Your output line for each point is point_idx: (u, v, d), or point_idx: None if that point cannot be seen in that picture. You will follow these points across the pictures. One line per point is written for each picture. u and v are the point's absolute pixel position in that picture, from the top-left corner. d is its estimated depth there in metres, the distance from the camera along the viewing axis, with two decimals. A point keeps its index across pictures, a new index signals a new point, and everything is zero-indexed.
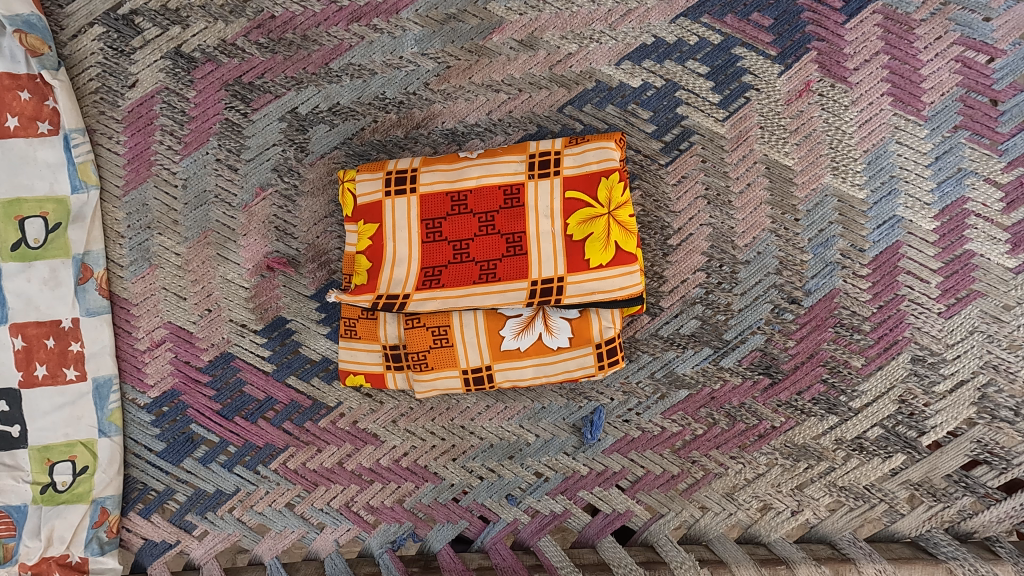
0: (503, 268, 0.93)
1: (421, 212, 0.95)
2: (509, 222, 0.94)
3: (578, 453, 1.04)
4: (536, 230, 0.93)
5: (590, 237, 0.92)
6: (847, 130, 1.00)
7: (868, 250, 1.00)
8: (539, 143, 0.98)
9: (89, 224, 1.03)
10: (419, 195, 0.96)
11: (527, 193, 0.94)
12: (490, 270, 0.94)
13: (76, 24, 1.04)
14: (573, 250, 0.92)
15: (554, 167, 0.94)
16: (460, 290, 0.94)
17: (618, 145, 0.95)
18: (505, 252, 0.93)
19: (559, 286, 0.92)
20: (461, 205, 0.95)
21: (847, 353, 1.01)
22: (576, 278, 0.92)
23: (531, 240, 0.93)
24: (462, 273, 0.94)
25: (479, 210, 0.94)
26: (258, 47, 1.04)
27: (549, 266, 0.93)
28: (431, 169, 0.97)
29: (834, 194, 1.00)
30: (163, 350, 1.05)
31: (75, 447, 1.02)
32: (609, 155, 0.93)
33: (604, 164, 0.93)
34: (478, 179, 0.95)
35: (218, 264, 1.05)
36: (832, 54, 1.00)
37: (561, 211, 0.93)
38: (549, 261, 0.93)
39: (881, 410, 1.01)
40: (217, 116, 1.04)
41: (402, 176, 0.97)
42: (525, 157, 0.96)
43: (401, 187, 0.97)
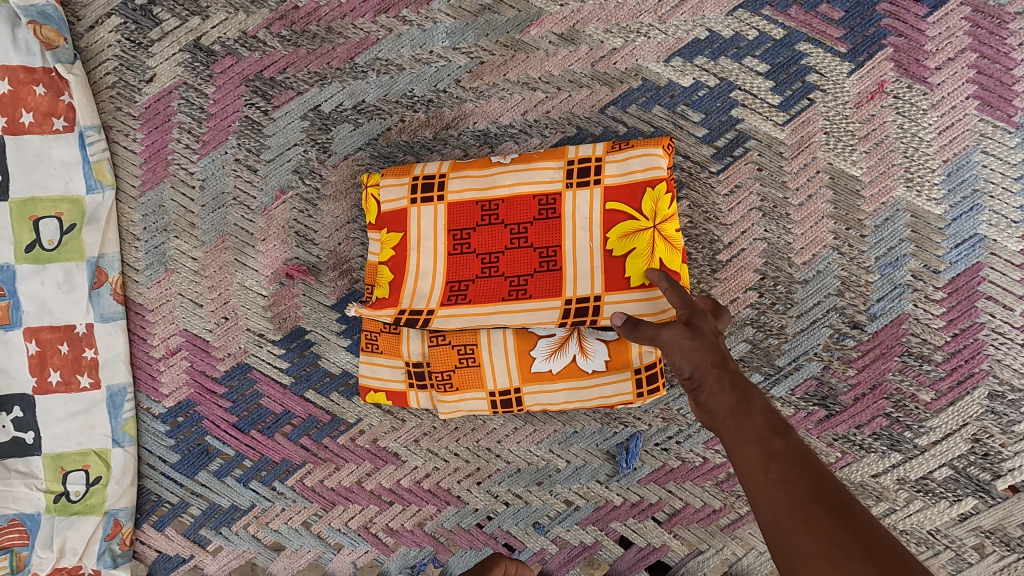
0: (535, 284, 0.87)
1: (448, 222, 0.89)
2: (543, 235, 0.87)
3: (612, 482, 0.97)
4: (573, 244, 0.86)
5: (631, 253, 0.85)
6: (926, 137, 0.89)
7: (943, 271, 0.90)
8: (578, 147, 0.89)
9: (104, 225, 0.99)
10: (446, 202, 0.89)
11: (563, 203, 0.87)
12: (521, 285, 0.87)
13: (93, 14, 1.00)
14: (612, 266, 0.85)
15: (594, 175, 0.86)
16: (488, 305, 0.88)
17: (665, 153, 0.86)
18: (537, 267, 0.87)
19: (595, 305, 0.85)
20: (491, 215, 0.88)
21: (915, 385, 0.91)
22: (615, 295, 0.85)
23: (566, 256, 0.86)
24: (491, 288, 0.88)
25: (511, 221, 0.87)
26: (280, 39, 0.98)
27: (584, 283, 0.86)
28: (460, 174, 0.90)
29: (907, 208, 0.90)
30: (178, 359, 1.01)
31: (88, 456, 0.99)
32: (655, 163, 0.85)
33: (648, 175, 0.85)
34: (510, 186, 0.88)
35: (236, 270, 0.99)
36: (910, 51, 0.89)
37: (600, 224, 0.85)
38: (585, 278, 0.86)
39: (952, 449, 0.91)
40: (237, 114, 0.99)
41: (428, 181, 0.90)
42: (562, 164, 0.88)
43: (427, 193, 0.90)
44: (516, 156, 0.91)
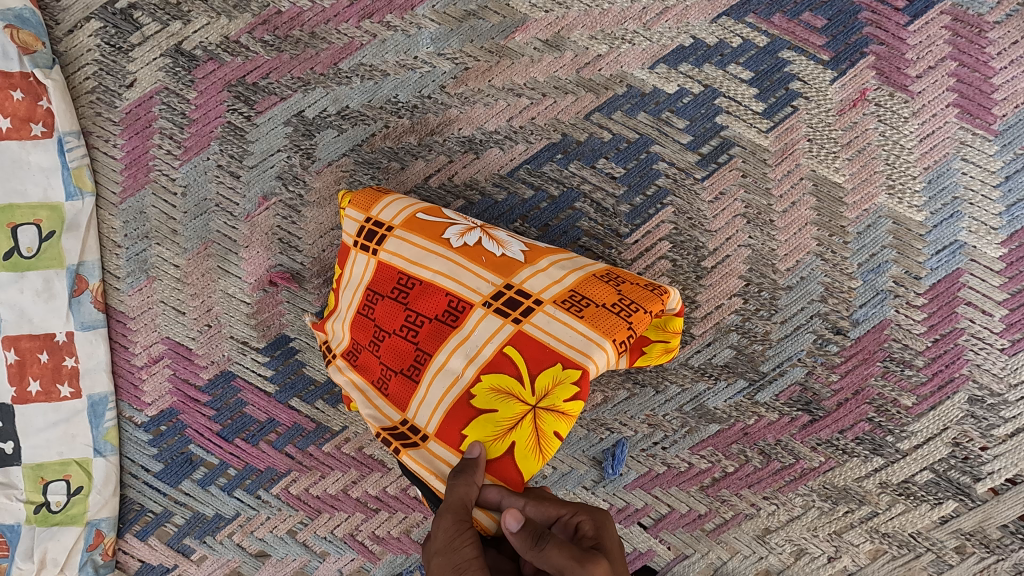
0: (430, 341, 0.78)
1: (370, 279, 0.83)
2: (430, 339, 0.78)
3: (598, 488, 0.97)
4: (444, 364, 0.77)
5: (541, 356, 0.74)
6: (907, 144, 0.90)
7: (924, 277, 0.91)
8: (555, 256, 0.82)
9: (84, 233, 0.97)
10: (384, 252, 0.83)
11: (482, 290, 0.78)
12: (419, 351, 0.79)
13: (72, 18, 0.98)
14: (501, 375, 0.74)
15: (518, 312, 0.76)
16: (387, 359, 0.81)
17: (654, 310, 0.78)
18: (408, 366, 0.79)
19: (420, 439, 0.77)
20: (404, 291, 0.81)
21: (897, 390, 0.92)
22: (439, 447, 0.76)
23: (466, 326, 0.77)
24: (399, 349, 0.80)
25: (416, 307, 0.80)
26: (263, 44, 0.97)
27: (424, 416, 0.78)
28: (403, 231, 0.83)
29: (889, 215, 0.91)
30: (160, 367, 1.00)
31: (69, 466, 0.97)
32: (595, 332, 0.74)
33: (606, 314, 0.76)
34: (443, 254, 0.80)
35: (219, 277, 0.98)
36: (892, 59, 0.90)
37: (514, 322, 0.75)
38: (478, 361, 0.75)
39: (933, 453, 0.92)
40: (219, 119, 0.98)
41: (377, 228, 0.85)
42: (520, 259, 0.80)
43: (370, 242, 0.84)
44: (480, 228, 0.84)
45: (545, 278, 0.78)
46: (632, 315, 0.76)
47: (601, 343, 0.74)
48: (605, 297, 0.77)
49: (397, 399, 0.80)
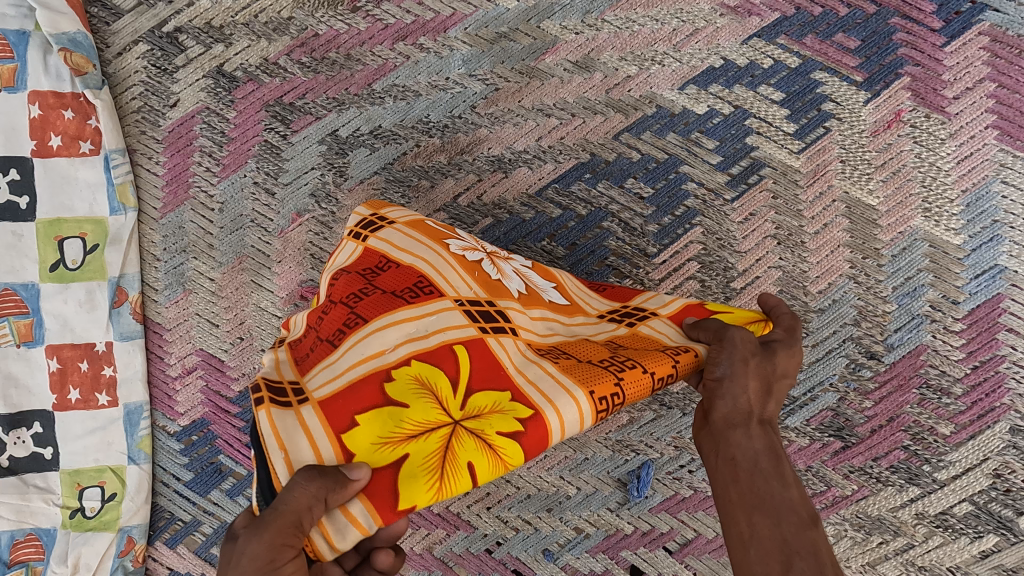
0: (372, 310, 0.62)
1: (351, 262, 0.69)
2: (374, 309, 0.62)
3: (622, 509, 0.96)
4: (376, 331, 0.60)
5: (487, 375, 0.59)
6: (944, 166, 0.88)
7: (962, 302, 0.88)
8: (582, 299, 0.74)
9: (126, 246, 1.01)
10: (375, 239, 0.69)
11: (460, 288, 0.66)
12: (355, 311, 0.63)
13: (121, 41, 1.03)
14: (436, 371, 0.59)
15: (505, 325, 0.64)
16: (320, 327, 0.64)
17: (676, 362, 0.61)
18: (338, 330, 0.62)
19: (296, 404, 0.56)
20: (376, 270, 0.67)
21: (934, 418, 0.89)
22: (314, 419, 0.55)
23: (424, 308, 0.62)
24: (333, 315, 0.64)
25: (385, 287, 0.64)
26: (300, 65, 1.00)
27: (322, 382, 0.58)
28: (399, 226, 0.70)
29: (925, 238, 0.89)
30: (193, 378, 1.02)
31: (104, 473, 1.00)
32: (567, 377, 0.59)
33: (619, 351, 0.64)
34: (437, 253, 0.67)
35: (252, 291, 1.01)
36: (928, 80, 0.89)
37: (480, 329, 0.62)
38: (418, 346, 0.60)
39: (972, 484, 0.88)
40: (257, 138, 1.01)
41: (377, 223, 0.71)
42: (523, 296, 0.69)
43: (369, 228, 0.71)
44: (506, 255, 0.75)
45: (579, 295, 0.74)
46: (625, 371, 0.60)
47: (576, 391, 0.57)
48: (603, 352, 0.64)
49: (309, 360, 0.61)
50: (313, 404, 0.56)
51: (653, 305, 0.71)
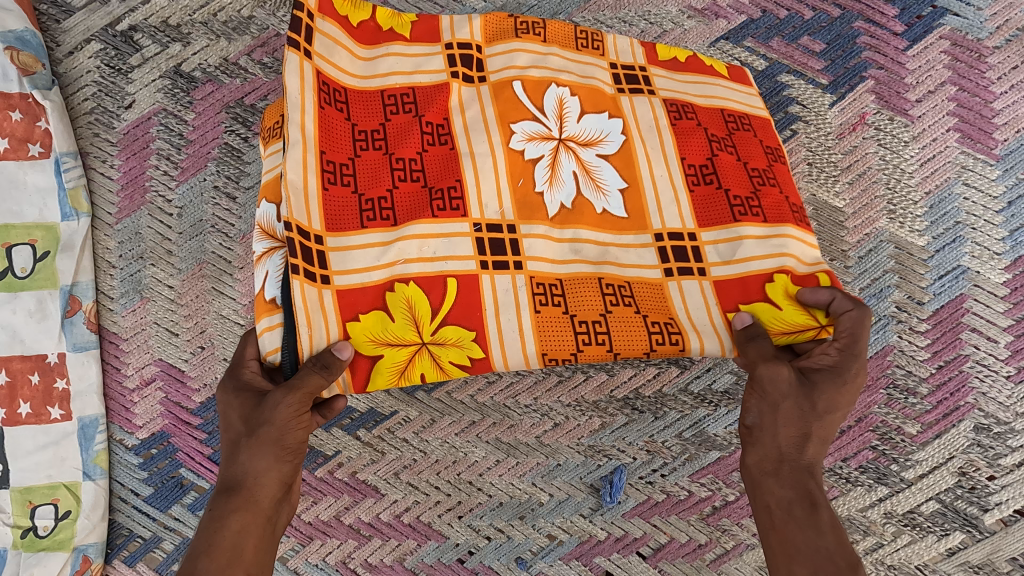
0: (403, 215, 0.71)
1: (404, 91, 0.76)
2: (409, 211, 0.71)
3: (596, 515, 0.95)
4: (400, 255, 0.69)
5: (466, 292, 0.70)
6: (907, 169, 0.89)
7: (927, 303, 0.89)
8: (655, 206, 0.75)
9: (78, 253, 0.97)
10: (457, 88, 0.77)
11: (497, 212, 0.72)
12: (388, 203, 0.71)
13: (72, 40, 0.99)
14: (422, 294, 0.69)
15: (512, 257, 0.71)
16: (336, 152, 0.72)
17: (677, 343, 0.72)
18: (381, 210, 0.71)
19: (320, 273, 0.67)
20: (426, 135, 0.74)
21: (901, 418, 0.90)
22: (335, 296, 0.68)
23: (443, 225, 0.71)
24: (373, 169, 0.73)
25: (396, 152, 0.73)
26: (262, 66, 0.98)
27: (351, 263, 0.69)
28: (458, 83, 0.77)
29: (889, 239, 0.89)
30: (152, 390, 0.98)
31: (58, 489, 0.95)
32: (534, 330, 0.71)
33: (625, 306, 0.72)
34: (500, 125, 0.75)
35: (213, 298, 0.98)
36: (891, 83, 0.90)
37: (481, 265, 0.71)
38: (427, 265, 0.70)
39: (939, 483, 0.89)
40: (217, 140, 0.98)
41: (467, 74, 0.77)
42: (566, 210, 0.73)
43: (469, 74, 0.78)
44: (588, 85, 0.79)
45: (656, 192, 0.75)
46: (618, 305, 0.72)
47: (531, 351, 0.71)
48: (599, 301, 0.72)
49: (326, 207, 0.70)
50: (334, 287, 0.68)
51: (712, 257, 0.74)
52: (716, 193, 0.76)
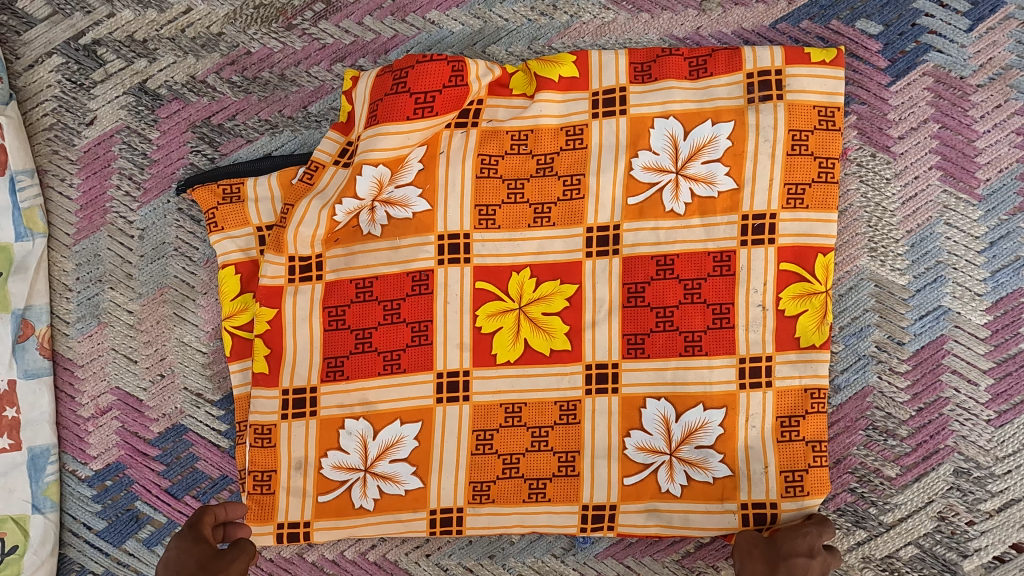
0: None
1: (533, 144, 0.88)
2: (713, 288, 0.86)
3: (568, 556, 0.92)
4: None
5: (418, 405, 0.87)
6: (889, 207, 0.88)
7: (907, 342, 0.87)
8: (444, 212, 0.88)
9: (32, 275, 0.92)
10: (443, 411, 0.87)
11: (306, 373, 0.88)
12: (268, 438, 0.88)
13: (32, 53, 0.95)
14: (515, 324, 0.87)
15: (309, 406, 0.88)
16: (634, 278, 0.87)
17: (293, 274, 0.88)
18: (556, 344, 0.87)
19: None
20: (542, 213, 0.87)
21: (880, 460, 0.88)
22: None
23: None
24: (665, 290, 0.86)
25: (685, 276, 0.86)
26: (230, 85, 0.94)
27: None
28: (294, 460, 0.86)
29: (870, 278, 0.88)
30: (108, 419, 0.94)
31: (5, 523, 0.90)
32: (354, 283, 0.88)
33: (580, 430, 0.87)
34: (467, 431, 0.87)
35: (174, 324, 0.94)
36: (874, 119, 0.88)
37: None
38: None
39: (918, 527, 0.87)
40: (182, 161, 0.94)
41: (446, 513, 0.88)
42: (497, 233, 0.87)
43: (604, 245, 0.87)
44: (452, 90, 0.87)
45: (601, 338, 0.87)
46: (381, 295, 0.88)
47: None
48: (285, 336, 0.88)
49: (780, 278, 0.85)
50: None
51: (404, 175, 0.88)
52: (498, 181, 0.88)
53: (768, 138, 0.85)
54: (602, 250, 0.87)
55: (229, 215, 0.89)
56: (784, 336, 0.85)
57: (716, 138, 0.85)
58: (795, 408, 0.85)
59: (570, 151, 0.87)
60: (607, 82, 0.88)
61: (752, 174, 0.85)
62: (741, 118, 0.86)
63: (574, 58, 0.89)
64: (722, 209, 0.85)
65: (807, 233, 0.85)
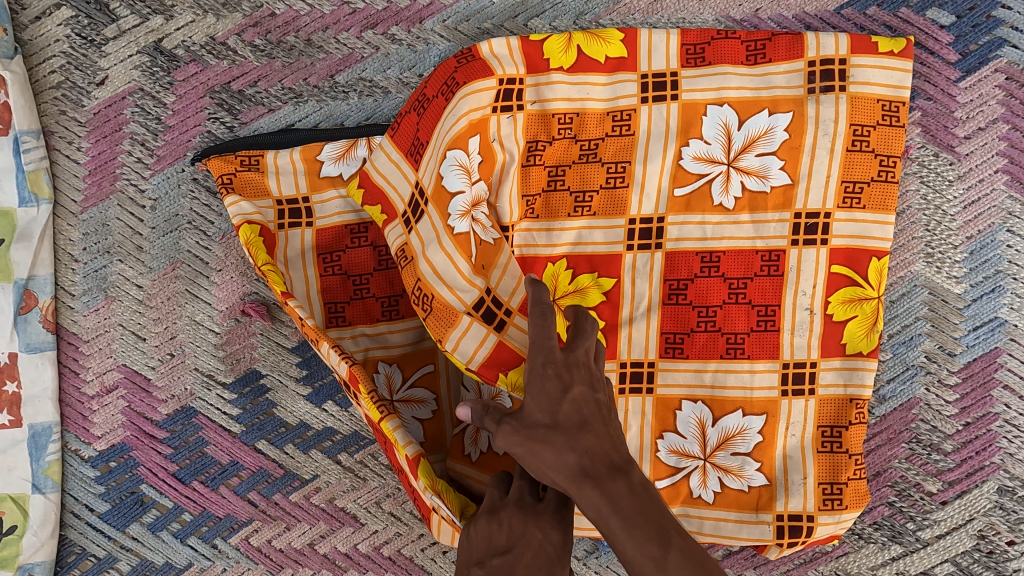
0: None
1: (576, 130, 0.82)
2: (758, 290, 0.80)
3: (590, 559, 0.88)
4: None
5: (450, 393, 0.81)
6: (949, 211, 0.83)
7: (959, 354, 0.83)
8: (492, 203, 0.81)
9: (36, 244, 0.87)
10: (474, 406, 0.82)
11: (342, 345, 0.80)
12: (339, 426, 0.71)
13: (40, 4, 0.89)
14: None
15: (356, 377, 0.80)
16: (676, 274, 0.81)
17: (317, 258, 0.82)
18: None
19: None
20: (583, 204, 0.82)
21: (922, 474, 0.84)
22: None
23: None
24: (708, 289, 0.81)
25: (731, 275, 0.81)
26: (252, 48, 0.88)
27: None
28: (387, 416, 0.68)
29: (925, 284, 0.83)
30: (114, 398, 0.89)
31: (3, 502, 0.86)
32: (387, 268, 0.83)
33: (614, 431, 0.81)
34: None
35: (186, 301, 0.89)
36: (940, 116, 0.83)
37: None
38: None
39: (956, 545, 0.83)
40: (198, 128, 0.88)
41: None
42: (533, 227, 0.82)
43: (646, 239, 0.81)
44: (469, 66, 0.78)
45: (638, 337, 0.81)
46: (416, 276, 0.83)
47: None
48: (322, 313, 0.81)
49: (830, 281, 0.80)
50: None
51: None
52: (539, 168, 0.82)
53: (827, 133, 0.80)
54: (644, 244, 0.81)
55: (248, 183, 0.83)
56: (830, 341, 0.80)
57: (772, 129, 0.80)
58: (838, 417, 0.80)
59: (616, 138, 0.82)
60: (658, 65, 0.82)
61: (808, 170, 0.80)
62: (800, 110, 0.80)
63: (622, 36, 0.83)
64: (773, 206, 0.80)
65: (862, 236, 0.80)
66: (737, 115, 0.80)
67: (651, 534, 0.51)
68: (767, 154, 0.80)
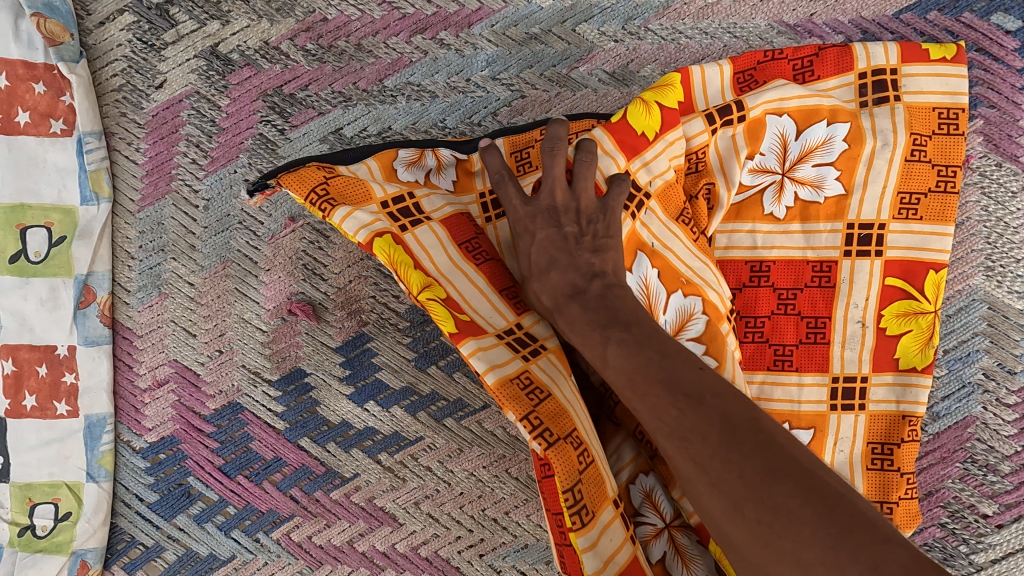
0: None
1: None
2: (808, 301, 0.78)
3: None
4: None
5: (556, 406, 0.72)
6: (1012, 224, 0.81)
7: (1019, 372, 0.81)
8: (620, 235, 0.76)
9: (96, 241, 0.90)
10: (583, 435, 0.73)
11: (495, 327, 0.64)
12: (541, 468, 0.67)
13: (104, 9, 0.92)
14: None
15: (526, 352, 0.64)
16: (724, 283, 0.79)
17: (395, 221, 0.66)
18: None
19: None
20: None
21: (977, 496, 0.81)
22: None
23: None
24: (757, 299, 0.79)
25: (781, 285, 0.79)
26: (304, 53, 0.90)
27: None
28: (590, 447, 0.60)
29: (984, 299, 0.81)
30: (165, 392, 0.92)
31: (59, 489, 0.90)
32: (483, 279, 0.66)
33: None
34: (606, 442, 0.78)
35: (235, 300, 0.91)
36: (1003, 125, 0.81)
37: None
38: None
39: (1012, 571, 0.80)
40: (250, 130, 0.90)
41: None
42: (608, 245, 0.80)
43: None
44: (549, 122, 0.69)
45: None
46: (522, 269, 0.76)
47: None
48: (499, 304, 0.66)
49: (884, 294, 0.78)
50: None
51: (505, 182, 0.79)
52: None
53: (886, 143, 0.77)
54: None
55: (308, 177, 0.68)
56: (883, 355, 0.78)
57: (832, 139, 0.77)
58: (890, 434, 0.77)
59: None
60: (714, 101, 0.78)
61: (864, 182, 0.78)
62: (856, 121, 0.77)
63: (677, 75, 0.76)
64: (825, 216, 0.78)
65: (918, 247, 0.77)
66: (794, 123, 0.77)
67: (705, 409, 0.48)
68: (823, 165, 0.78)
